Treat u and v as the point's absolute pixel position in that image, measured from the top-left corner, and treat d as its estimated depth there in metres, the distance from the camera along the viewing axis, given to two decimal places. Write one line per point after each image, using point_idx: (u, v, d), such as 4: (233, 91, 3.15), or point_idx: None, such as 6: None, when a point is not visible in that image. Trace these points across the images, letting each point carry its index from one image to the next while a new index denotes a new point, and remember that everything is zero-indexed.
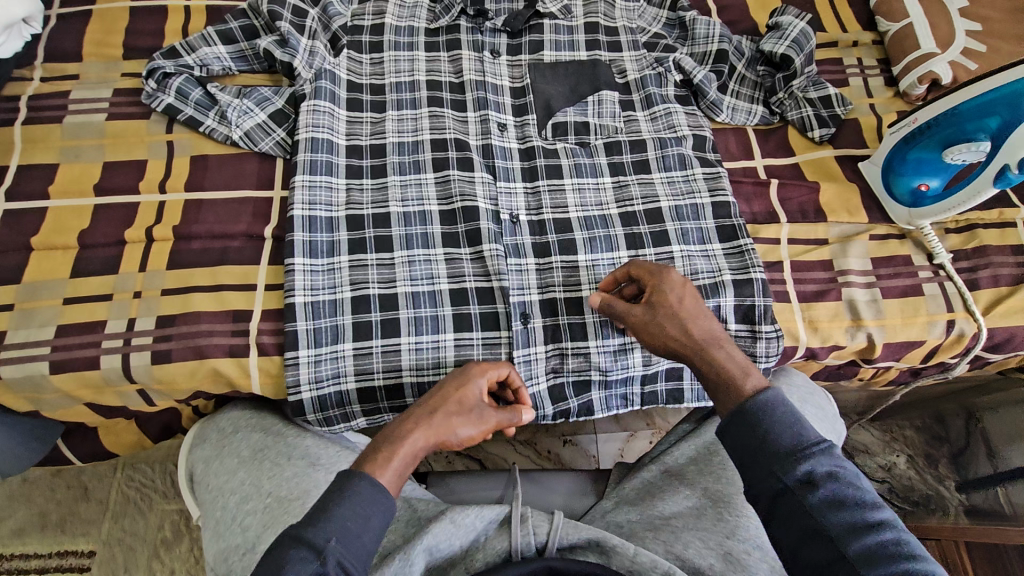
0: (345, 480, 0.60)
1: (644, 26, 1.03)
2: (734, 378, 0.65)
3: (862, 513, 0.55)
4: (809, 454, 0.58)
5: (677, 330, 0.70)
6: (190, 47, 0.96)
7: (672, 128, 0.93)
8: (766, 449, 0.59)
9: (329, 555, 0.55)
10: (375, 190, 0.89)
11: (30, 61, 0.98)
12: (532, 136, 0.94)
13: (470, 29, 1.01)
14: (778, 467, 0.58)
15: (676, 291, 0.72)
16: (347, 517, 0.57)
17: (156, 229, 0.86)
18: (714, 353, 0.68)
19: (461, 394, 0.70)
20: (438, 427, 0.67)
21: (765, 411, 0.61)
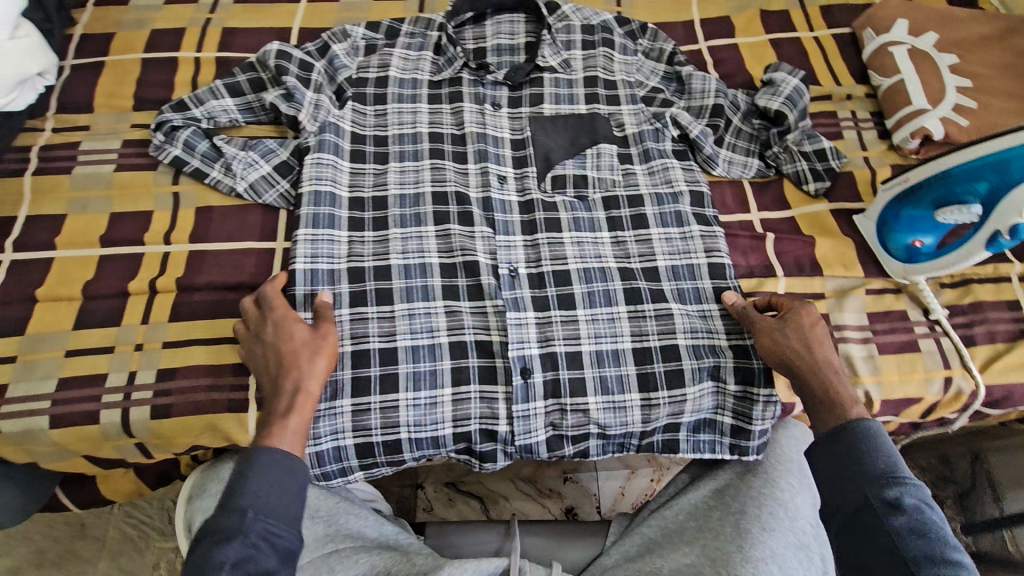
0: (249, 458, 0.69)
1: (643, 79, 1.06)
2: (840, 403, 0.73)
3: (935, 547, 0.62)
4: (900, 486, 0.66)
5: (801, 346, 0.77)
6: (199, 99, 0.98)
7: (669, 183, 0.94)
8: (861, 471, 0.68)
9: (249, 531, 0.65)
10: (377, 242, 0.90)
11: (42, 112, 1.01)
12: (531, 188, 0.95)
13: (472, 81, 1.04)
14: (868, 488, 0.67)
15: (812, 318, 0.79)
16: (262, 487, 0.68)
17: (159, 281, 0.87)
18: (833, 377, 0.75)
19: (282, 334, 0.77)
20: (290, 371, 0.75)
21: (869, 439, 0.70)
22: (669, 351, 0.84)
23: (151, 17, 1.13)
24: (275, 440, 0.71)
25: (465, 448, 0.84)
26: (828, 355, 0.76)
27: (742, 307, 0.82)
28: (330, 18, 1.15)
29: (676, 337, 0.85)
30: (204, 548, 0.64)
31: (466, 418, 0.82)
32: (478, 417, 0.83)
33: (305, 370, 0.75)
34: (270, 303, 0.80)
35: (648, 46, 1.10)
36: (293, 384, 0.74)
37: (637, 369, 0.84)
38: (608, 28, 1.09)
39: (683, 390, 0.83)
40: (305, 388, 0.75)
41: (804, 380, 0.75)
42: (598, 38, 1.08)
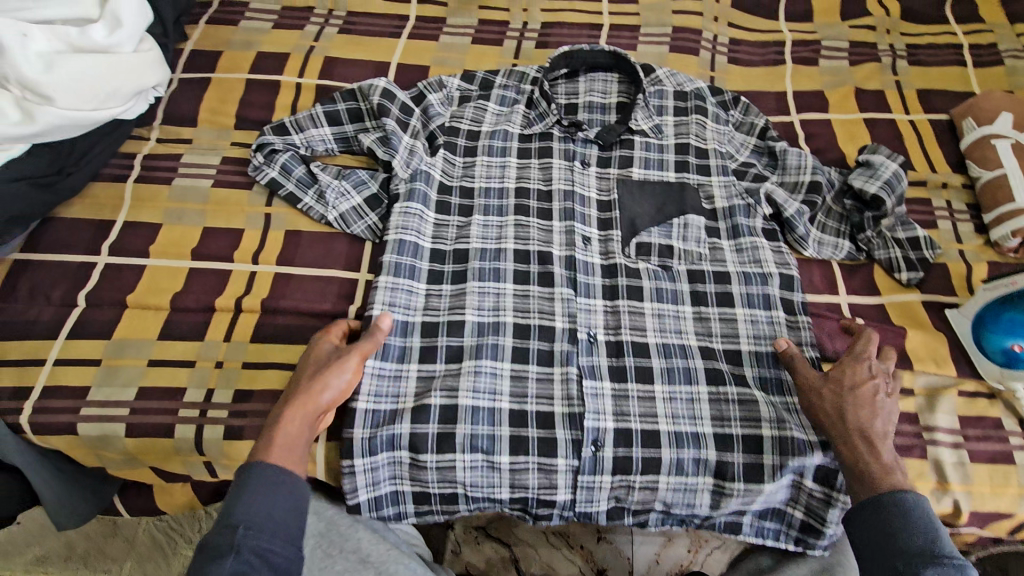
0: (245, 472, 0.66)
1: (733, 152, 1.07)
2: (869, 472, 0.70)
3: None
4: (939, 561, 0.62)
5: (833, 408, 0.75)
6: (300, 126, 1.02)
7: (758, 264, 0.92)
8: (898, 544, 0.64)
9: (242, 548, 0.60)
10: (454, 295, 0.90)
11: (149, 122, 1.05)
12: (615, 253, 0.94)
13: (562, 137, 1.07)
14: (903, 561, 0.63)
15: (854, 379, 0.76)
16: (255, 505, 0.63)
17: (246, 301, 0.88)
18: (868, 447, 0.72)
19: (309, 362, 0.77)
20: (302, 389, 0.73)
21: (905, 514, 0.66)
22: (752, 440, 0.80)
23: (259, 39, 1.17)
24: (266, 453, 0.67)
25: (520, 506, 0.81)
26: (874, 423, 0.73)
27: (791, 358, 0.81)
28: (428, 57, 1.18)
29: (761, 427, 0.80)
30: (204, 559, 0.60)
31: (524, 487, 0.79)
32: (535, 488, 0.79)
33: (315, 388, 0.73)
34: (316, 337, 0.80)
35: (739, 118, 1.12)
36: (297, 399, 0.72)
37: (717, 455, 0.79)
38: (701, 95, 1.11)
39: (761, 485, 0.78)
40: (309, 406, 0.72)
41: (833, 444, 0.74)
42: (691, 106, 1.10)
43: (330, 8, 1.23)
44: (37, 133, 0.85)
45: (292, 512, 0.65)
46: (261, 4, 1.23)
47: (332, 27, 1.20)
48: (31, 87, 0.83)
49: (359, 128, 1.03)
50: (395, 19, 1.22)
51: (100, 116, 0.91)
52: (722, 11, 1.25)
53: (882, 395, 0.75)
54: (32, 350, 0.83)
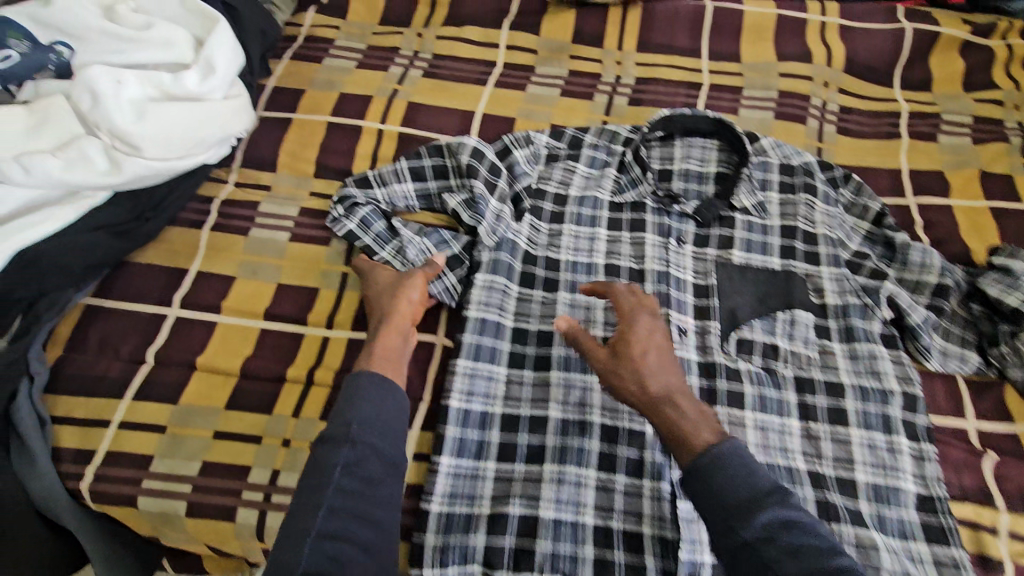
0: (353, 380, 0.67)
1: (845, 239, 0.97)
2: (687, 437, 0.65)
3: (828, 543, 0.56)
4: (768, 498, 0.58)
5: (635, 384, 0.70)
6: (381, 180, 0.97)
7: (877, 377, 0.84)
8: (724, 502, 0.59)
9: (358, 441, 0.61)
10: (536, 385, 0.83)
11: (228, 164, 1.01)
12: (713, 348, 0.87)
13: (656, 210, 0.99)
14: (735, 520, 0.58)
15: (643, 346, 0.72)
16: (366, 405, 0.64)
17: (318, 373, 0.83)
18: (673, 415, 0.67)
19: (375, 285, 0.85)
20: (385, 305, 0.80)
21: (720, 464, 0.61)
22: None
23: (342, 79, 1.13)
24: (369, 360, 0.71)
25: None
26: (670, 380, 0.70)
27: (571, 332, 0.76)
28: (515, 108, 1.12)
29: None
30: (318, 456, 0.61)
31: None
32: None
33: (390, 304, 0.80)
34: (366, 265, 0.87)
35: (850, 198, 1.02)
36: (382, 317, 0.79)
37: None
38: (810, 171, 1.02)
39: None
40: (397, 316, 0.79)
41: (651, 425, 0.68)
42: (798, 182, 1.01)
43: (415, 49, 1.18)
44: (123, 182, 0.84)
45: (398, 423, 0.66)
46: (346, 41, 1.19)
47: (416, 69, 1.15)
48: (120, 135, 0.83)
49: (443, 186, 0.98)
50: (481, 64, 1.17)
51: (187, 164, 0.88)
52: (833, 75, 1.15)
53: (666, 350, 0.73)
54: (98, 409, 0.80)
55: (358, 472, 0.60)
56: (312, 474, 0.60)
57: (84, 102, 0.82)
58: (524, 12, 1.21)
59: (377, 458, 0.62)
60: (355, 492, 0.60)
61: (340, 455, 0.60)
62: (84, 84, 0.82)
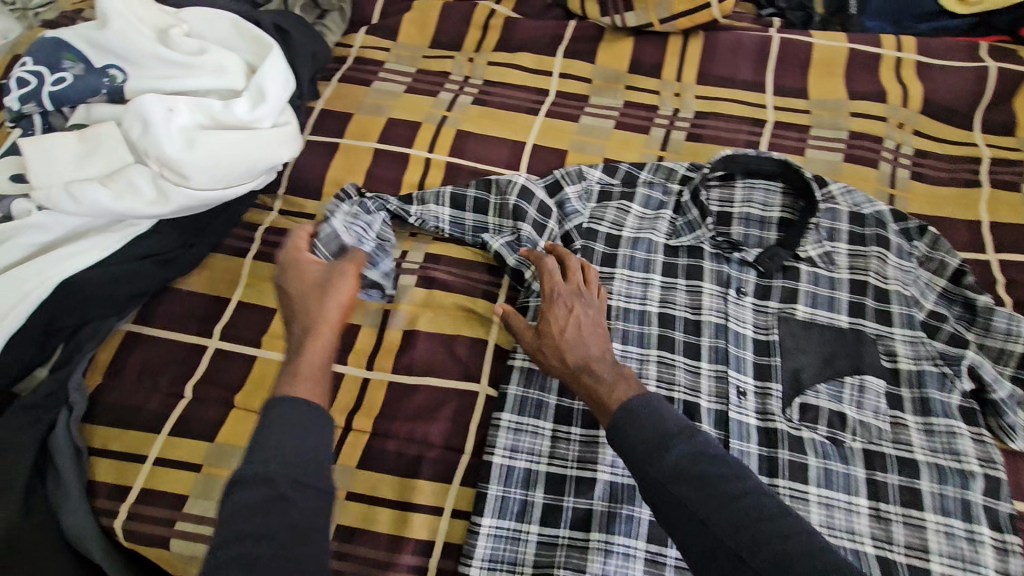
0: (270, 405, 0.59)
1: (918, 297, 0.91)
2: (601, 397, 0.69)
3: (733, 471, 0.61)
4: (675, 436, 0.63)
5: (556, 359, 0.74)
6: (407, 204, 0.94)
7: (956, 457, 0.78)
8: (636, 449, 0.63)
9: (279, 478, 0.54)
10: (584, 443, 0.78)
11: (274, 190, 1.00)
12: (775, 414, 0.81)
13: (715, 257, 0.93)
14: (651, 465, 0.62)
15: (560, 321, 0.75)
16: (287, 434, 0.57)
17: (357, 418, 0.80)
18: (590, 380, 0.71)
19: (291, 281, 0.74)
20: (311, 314, 0.70)
21: (630, 412, 0.65)
22: None
23: (390, 103, 1.10)
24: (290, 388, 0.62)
25: None
26: (591, 350, 0.73)
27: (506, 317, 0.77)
28: (566, 139, 1.08)
29: None
30: (233, 502, 0.53)
31: None
32: None
33: (314, 310, 0.71)
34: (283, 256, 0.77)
35: (924, 252, 0.95)
36: (308, 328, 0.69)
37: None
38: (882, 220, 0.95)
39: None
40: (316, 323, 0.70)
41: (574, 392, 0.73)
42: (869, 233, 0.94)
43: (465, 74, 1.15)
44: (169, 212, 0.82)
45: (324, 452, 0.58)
46: (396, 64, 1.17)
47: (466, 95, 1.12)
48: (169, 163, 0.82)
49: (480, 222, 0.94)
50: (533, 92, 1.13)
51: (233, 193, 0.87)
52: (908, 115, 1.08)
53: (582, 322, 0.76)
54: (133, 442, 0.79)
55: (284, 512, 0.53)
56: (230, 522, 0.53)
57: (135, 130, 0.82)
58: (579, 38, 1.17)
59: (307, 492, 0.55)
60: (282, 533, 0.52)
61: (251, 498, 0.53)
62: (137, 113, 0.82)
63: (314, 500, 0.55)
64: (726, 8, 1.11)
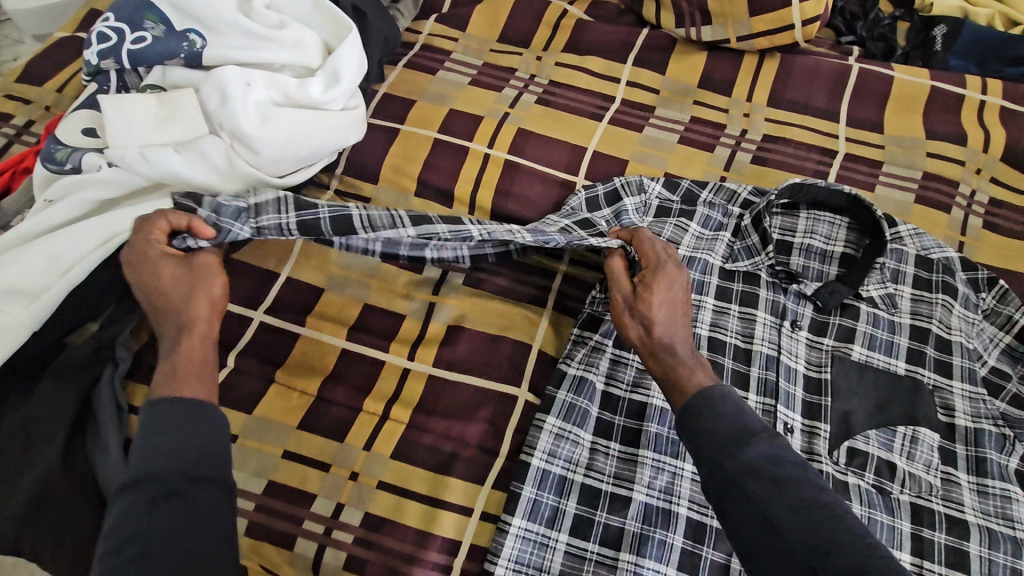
0: (150, 409, 0.62)
1: (981, 351, 0.88)
2: (681, 381, 0.69)
3: (812, 478, 0.59)
4: (756, 434, 0.61)
5: (641, 326, 0.75)
6: (342, 223, 0.80)
7: (1009, 523, 0.75)
8: (713, 439, 0.62)
9: (168, 477, 0.58)
10: (622, 460, 0.77)
11: (331, 169, 1.00)
12: (821, 456, 0.79)
13: (771, 285, 0.91)
14: (727, 455, 0.61)
15: (662, 293, 0.77)
16: (177, 434, 0.60)
17: (394, 408, 0.80)
18: (674, 362, 0.72)
19: (159, 275, 0.73)
20: (189, 314, 0.72)
21: (708, 404, 0.65)
22: None
23: (453, 93, 1.09)
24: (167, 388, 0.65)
25: None
26: (676, 330, 0.75)
27: (609, 265, 0.81)
28: (628, 148, 1.06)
29: None
30: (125, 505, 0.56)
31: None
32: None
33: (182, 308, 0.72)
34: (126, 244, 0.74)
35: (991, 306, 0.91)
36: (182, 329, 0.71)
37: None
38: (950, 268, 0.92)
39: None
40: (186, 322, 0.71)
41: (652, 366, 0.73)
42: (936, 279, 0.90)
43: (532, 72, 1.14)
44: (236, 189, 0.84)
45: (216, 443, 0.62)
46: (463, 55, 1.16)
47: (530, 93, 1.11)
48: (241, 138, 0.83)
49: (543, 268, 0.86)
50: (598, 97, 1.11)
51: (296, 181, 0.89)
52: (988, 161, 1.04)
53: (679, 299, 0.78)
54: None
55: (174, 505, 0.56)
56: (122, 522, 0.55)
57: (212, 101, 0.83)
58: (650, 47, 1.15)
59: (198, 487, 0.58)
60: (177, 519, 0.56)
61: (141, 496, 0.56)
62: (217, 84, 0.83)
63: (203, 492, 0.58)
64: (808, 31, 1.08)
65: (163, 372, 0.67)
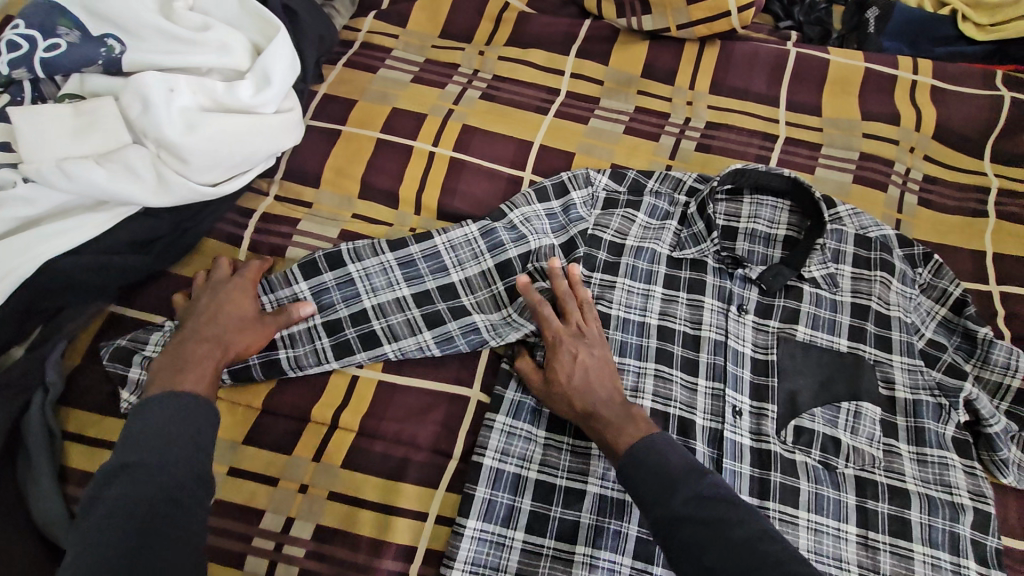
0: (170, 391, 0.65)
1: (919, 325, 0.90)
2: (609, 444, 0.69)
3: (740, 514, 0.59)
4: (683, 477, 0.62)
5: (566, 405, 0.74)
6: (273, 366, 0.79)
7: (947, 489, 0.78)
8: (648, 488, 0.63)
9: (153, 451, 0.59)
10: (575, 454, 0.77)
11: (271, 175, 0.97)
12: (768, 436, 0.80)
13: (717, 272, 0.92)
14: (658, 503, 0.61)
15: (570, 367, 0.75)
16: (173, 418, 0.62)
17: (343, 416, 0.78)
18: (602, 427, 0.71)
19: (229, 303, 0.77)
20: (229, 343, 0.74)
21: (638, 454, 0.65)
22: None
23: (395, 92, 1.07)
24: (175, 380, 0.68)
25: None
26: (597, 392, 0.73)
27: (517, 363, 0.79)
28: (574, 141, 1.05)
29: None
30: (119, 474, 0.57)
31: None
32: None
33: (232, 333, 0.75)
34: (222, 277, 0.80)
35: (928, 279, 0.94)
36: (217, 349, 0.73)
37: None
38: (888, 245, 0.94)
39: None
40: (223, 342, 0.74)
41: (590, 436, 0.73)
42: (875, 257, 0.93)
43: (475, 67, 1.13)
44: (165, 201, 0.81)
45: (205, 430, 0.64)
46: (404, 52, 1.14)
47: (474, 89, 1.10)
48: (168, 147, 0.80)
49: (467, 328, 0.83)
50: (543, 90, 1.11)
51: (230, 189, 0.86)
52: (920, 140, 1.07)
53: (588, 362, 0.76)
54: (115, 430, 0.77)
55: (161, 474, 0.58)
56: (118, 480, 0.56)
57: (134, 109, 0.80)
58: (593, 38, 1.14)
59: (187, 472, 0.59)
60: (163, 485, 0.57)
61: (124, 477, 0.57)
62: (137, 90, 0.79)
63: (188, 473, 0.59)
64: (745, 17, 1.09)
65: (187, 370, 0.70)
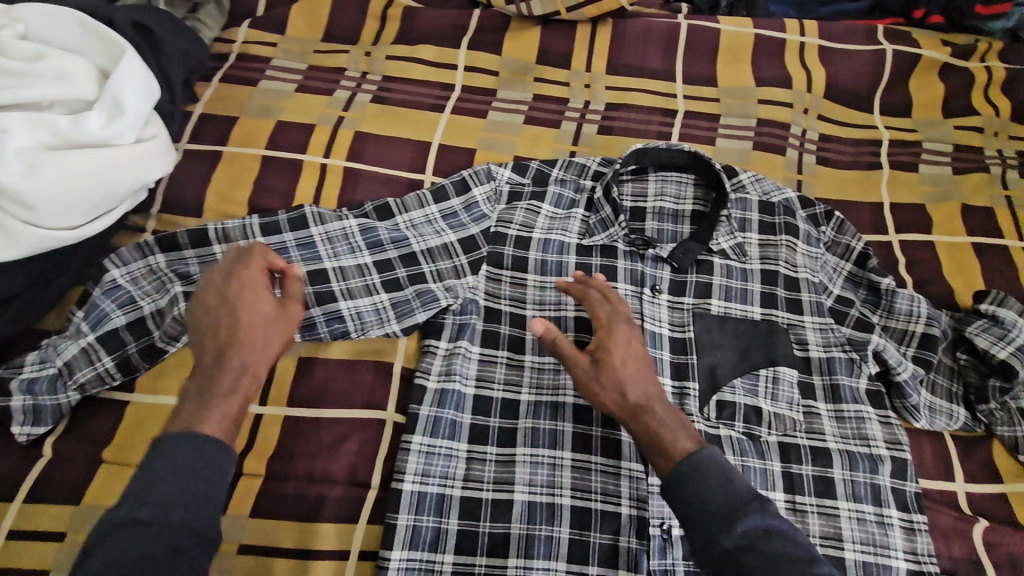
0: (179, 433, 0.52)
1: (826, 283, 0.92)
2: (664, 443, 0.62)
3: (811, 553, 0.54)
4: (746, 505, 0.55)
5: (615, 391, 0.66)
6: (151, 351, 0.75)
7: (865, 441, 0.79)
8: (702, 511, 0.56)
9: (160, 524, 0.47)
10: (499, 463, 0.74)
11: (146, 209, 0.89)
12: (691, 414, 0.80)
13: (628, 255, 0.90)
14: (716, 529, 0.55)
15: (626, 352, 0.68)
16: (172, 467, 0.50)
17: (248, 462, 0.73)
18: (659, 423, 0.63)
19: (239, 310, 0.61)
20: (252, 354, 0.60)
21: (698, 470, 0.58)
22: None
23: (278, 104, 1.01)
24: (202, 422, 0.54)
25: None
26: (647, 384, 0.67)
27: (551, 336, 0.68)
28: (474, 137, 1.02)
29: None
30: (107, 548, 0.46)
31: None
32: None
33: (254, 347, 0.60)
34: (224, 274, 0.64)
35: (831, 237, 0.95)
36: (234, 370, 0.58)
37: None
38: (790, 208, 0.95)
39: None
40: (233, 353, 0.59)
41: (635, 433, 0.64)
42: (779, 222, 0.94)
43: (362, 70, 1.07)
44: (14, 254, 0.72)
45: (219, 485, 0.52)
46: (285, 60, 1.07)
47: (364, 93, 1.04)
48: (7, 195, 0.71)
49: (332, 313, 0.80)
50: (437, 88, 1.06)
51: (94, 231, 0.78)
52: (814, 101, 1.09)
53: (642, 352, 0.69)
54: None
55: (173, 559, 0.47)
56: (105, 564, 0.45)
57: None
58: (484, 28, 1.11)
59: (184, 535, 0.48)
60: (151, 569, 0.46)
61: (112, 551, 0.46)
62: None
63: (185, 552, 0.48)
64: None
65: (209, 410, 0.55)
